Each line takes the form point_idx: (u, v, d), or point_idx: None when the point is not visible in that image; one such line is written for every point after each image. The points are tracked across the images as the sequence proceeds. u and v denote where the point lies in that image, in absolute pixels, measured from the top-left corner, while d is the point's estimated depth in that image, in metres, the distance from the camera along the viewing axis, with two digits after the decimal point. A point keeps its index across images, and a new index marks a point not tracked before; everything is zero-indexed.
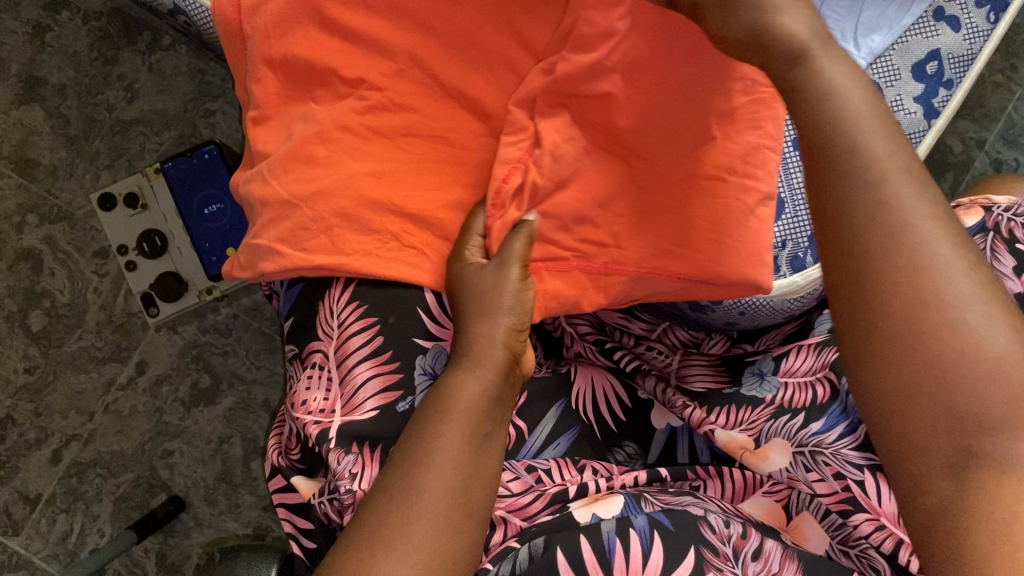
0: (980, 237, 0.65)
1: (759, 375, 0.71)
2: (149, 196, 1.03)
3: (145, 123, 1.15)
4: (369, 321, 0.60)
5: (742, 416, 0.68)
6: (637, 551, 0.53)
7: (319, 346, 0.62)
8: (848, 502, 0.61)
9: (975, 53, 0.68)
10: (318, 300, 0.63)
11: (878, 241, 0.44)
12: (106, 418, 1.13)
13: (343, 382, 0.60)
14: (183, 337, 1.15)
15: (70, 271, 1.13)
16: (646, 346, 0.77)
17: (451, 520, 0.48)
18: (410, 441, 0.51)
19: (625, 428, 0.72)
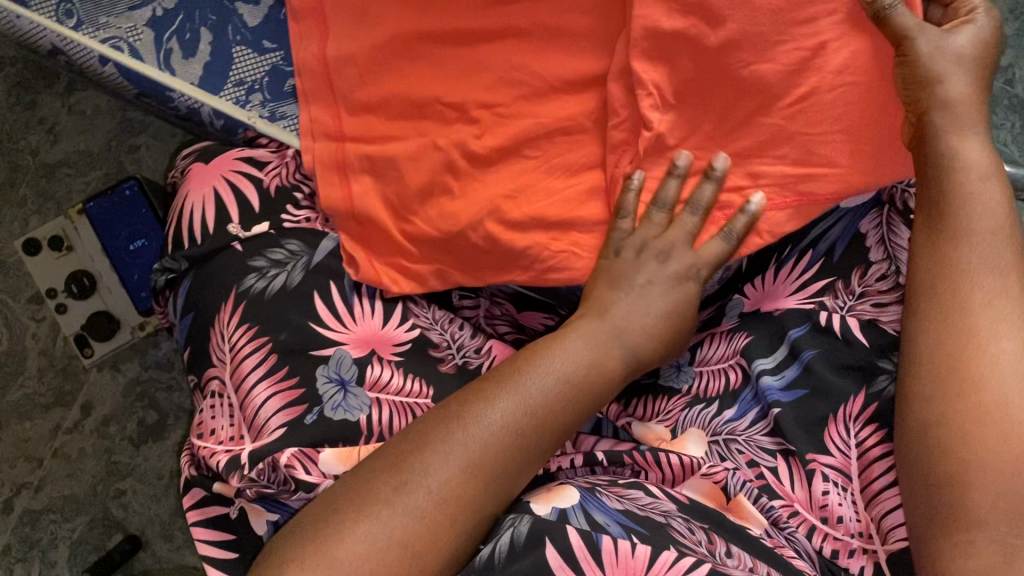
0: (876, 212, 0.66)
1: (674, 364, 0.68)
2: (73, 237, 1.03)
3: (70, 165, 1.14)
4: (261, 340, 0.61)
5: (660, 407, 0.67)
6: (625, 542, 0.48)
7: (215, 372, 0.62)
8: (762, 489, 0.59)
9: None
10: (209, 325, 0.63)
11: (952, 310, 0.52)
12: (55, 464, 1.12)
13: (243, 406, 0.60)
14: (127, 375, 1.14)
15: (7, 320, 1.13)
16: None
17: (514, 463, 0.51)
18: (468, 397, 0.53)
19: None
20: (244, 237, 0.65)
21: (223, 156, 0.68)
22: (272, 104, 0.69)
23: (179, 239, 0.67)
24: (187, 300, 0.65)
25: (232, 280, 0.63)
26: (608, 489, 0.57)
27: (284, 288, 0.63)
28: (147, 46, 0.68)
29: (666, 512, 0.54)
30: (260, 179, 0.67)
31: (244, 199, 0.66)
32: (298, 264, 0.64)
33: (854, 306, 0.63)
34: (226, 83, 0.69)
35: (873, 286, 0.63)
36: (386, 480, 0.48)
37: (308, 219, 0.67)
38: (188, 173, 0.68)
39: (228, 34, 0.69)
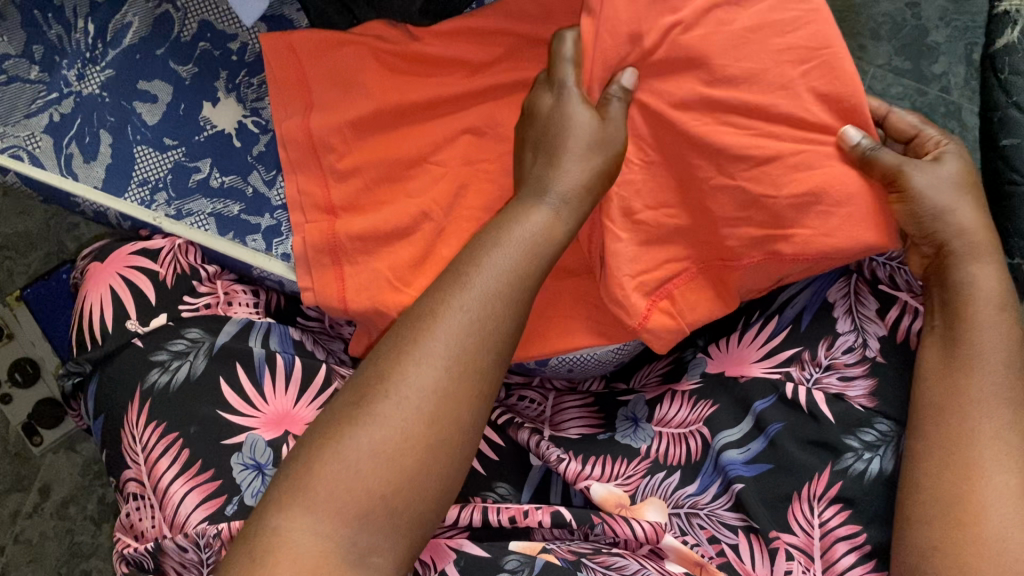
0: (845, 281, 0.68)
1: (633, 420, 0.71)
2: (14, 325, 1.01)
3: (9, 248, 1.13)
4: (171, 437, 0.60)
5: (618, 470, 0.67)
6: None
7: (132, 473, 0.61)
8: (722, 567, 0.62)
9: None
10: (120, 427, 0.63)
11: (951, 426, 0.55)
12: (17, 550, 1.11)
13: (164, 505, 0.59)
14: (83, 454, 1.13)
15: None
16: (518, 398, 0.76)
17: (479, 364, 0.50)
18: (388, 355, 0.50)
19: (494, 470, 0.70)
20: (144, 331, 0.65)
21: (117, 254, 0.69)
22: (178, 203, 0.67)
23: (83, 340, 0.66)
24: (97, 402, 0.64)
25: (137, 377, 0.63)
26: (594, 558, 0.60)
27: (187, 378, 0.63)
28: (47, 152, 0.66)
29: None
30: (155, 272, 0.67)
31: (140, 291, 0.67)
32: (200, 351, 0.65)
33: (820, 379, 0.64)
34: (129, 184, 0.66)
35: (839, 358, 0.64)
36: (358, 407, 0.48)
37: (208, 305, 0.69)
38: (87, 274, 0.69)
39: (128, 134, 0.67)
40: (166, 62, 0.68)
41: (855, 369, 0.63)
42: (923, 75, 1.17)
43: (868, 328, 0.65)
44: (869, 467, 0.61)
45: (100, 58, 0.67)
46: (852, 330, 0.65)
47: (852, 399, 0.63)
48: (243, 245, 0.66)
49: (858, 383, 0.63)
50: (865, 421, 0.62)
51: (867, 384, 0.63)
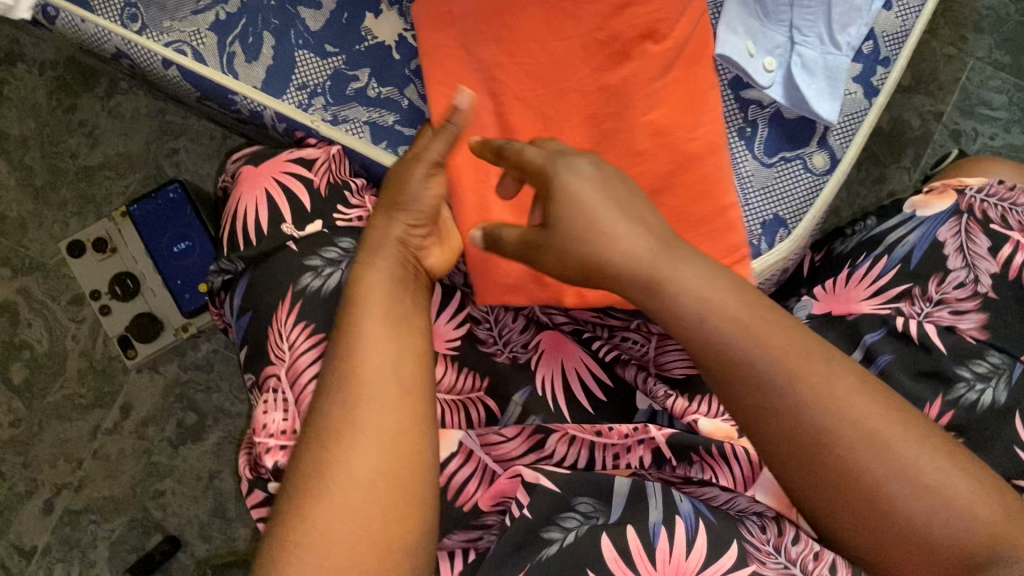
0: (955, 220, 0.66)
1: None
2: (117, 239, 1.04)
3: (109, 168, 1.15)
4: (321, 338, 0.60)
5: (724, 407, 0.68)
6: (683, 537, 0.51)
7: (271, 369, 0.59)
8: None
9: (909, 29, 0.69)
10: (266, 325, 0.61)
11: None
12: (95, 464, 1.13)
13: (299, 401, 0.58)
14: (165, 376, 1.14)
15: (47, 321, 1.14)
16: (621, 335, 0.72)
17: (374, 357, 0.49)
18: (336, 365, 0.50)
19: (602, 408, 0.68)
20: (299, 237, 0.64)
21: (271, 161, 0.67)
22: (335, 108, 0.69)
23: (232, 240, 0.65)
24: (244, 299, 0.63)
25: (289, 279, 0.62)
26: (682, 486, 0.59)
27: (338, 286, 0.62)
28: (210, 50, 0.68)
29: (739, 513, 0.56)
30: (309, 179, 0.66)
31: (295, 198, 0.65)
32: (352, 262, 0.63)
33: (931, 313, 0.65)
34: (289, 86, 0.69)
35: (951, 294, 0.65)
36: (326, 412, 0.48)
37: (360, 217, 0.66)
38: (239, 177, 0.67)
39: (291, 38, 0.69)
40: None
41: (967, 304, 0.64)
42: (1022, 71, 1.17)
43: (980, 264, 0.64)
44: (981, 399, 0.61)
45: None
46: (964, 267, 0.65)
47: (964, 333, 0.64)
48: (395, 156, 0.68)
49: (970, 317, 0.64)
50: (977, 353, 0.62)
51: (980, 318, 0.63)
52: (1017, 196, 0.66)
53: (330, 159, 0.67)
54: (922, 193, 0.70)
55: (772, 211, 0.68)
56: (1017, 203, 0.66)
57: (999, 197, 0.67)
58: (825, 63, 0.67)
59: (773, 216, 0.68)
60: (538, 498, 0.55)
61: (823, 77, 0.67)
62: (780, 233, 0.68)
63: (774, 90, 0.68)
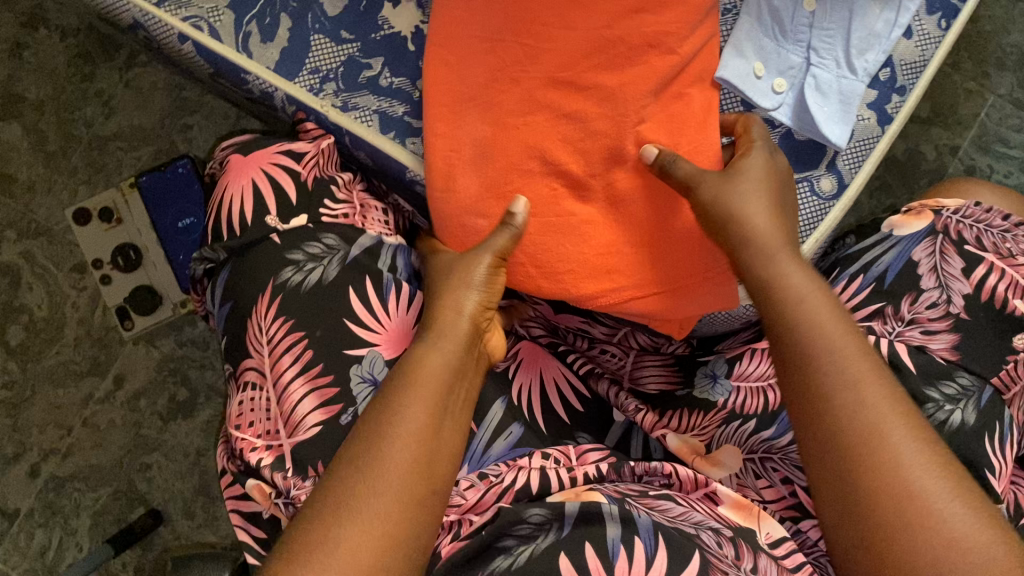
0: (931, 241, 0.67)
1: (712, 376, 0.71)
2: (124, 210, 1.04)
3: (122, 139, 1.15)
4: (298, 335, 0.59)
5: (695, 421, 0.69)
6: (641, 556, 0.51)
7: (252, 363, 0.60)
8: (796, 507, 0.63)
9: (928, 59, 0.68)
10: (245, 317, 0.61)
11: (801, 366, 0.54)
12: (84, 432, 1.13)
13: (281, 400, 0.58)
14: (161, 350, 1.14)
15: (48, 286, 1.14)
16: (601, 348, 0.77)
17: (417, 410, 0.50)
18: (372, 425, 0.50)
19: (577, 420, 0.71)
20: (282, 229, 0.63)
21: (260, 151, 0.66)
22: (346, 95, 0.68)
23: (217, 228, 0.65)
24: (225, 289, 0.63)
25: (270, 272, 0.61)
26: (639, 499, 0.59)
27: (318, 283, 0.61)
28: (226, 27, 0.68)
29: (697, 524, 0.56)
30: (298, 172, 0.65)
31: (280, 189, 0.64)
32: (334, 259, 0.63)
33: (902, 332, 0.65)
34: (301, 69, 0.69)
35: (923, 313, 0.65)
36: (360, 447, 0.48)
37: (346, 215, 0.66)
38: (227, 165, 0.66)
39: (308, 22, 0.69)
40: None
41: (938, 324, 0.64)
42: None
43: (953, 285, 0.65)
44: (949, 418, 0.61)
45: None
46: (937, 287, 0.65)
47: (934, 352, 0.64)
48: (402, 147, 0.68)
49: (941, 338, 0.64)
50: (947, 374, 0.63)
51: (950, 339, 0.64)
52: (993, 218, 0.67)
53: (319, 153, 0.66)
54: (901, 212, 0.71)
55: None
56: (992, 224, 0.67)
57: (974, 219, 0.67)
58: (839, 87, 0.67)
59: None
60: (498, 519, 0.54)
61: (837, 101, 0.67)
62: None
63: (780, 111, 0.68)
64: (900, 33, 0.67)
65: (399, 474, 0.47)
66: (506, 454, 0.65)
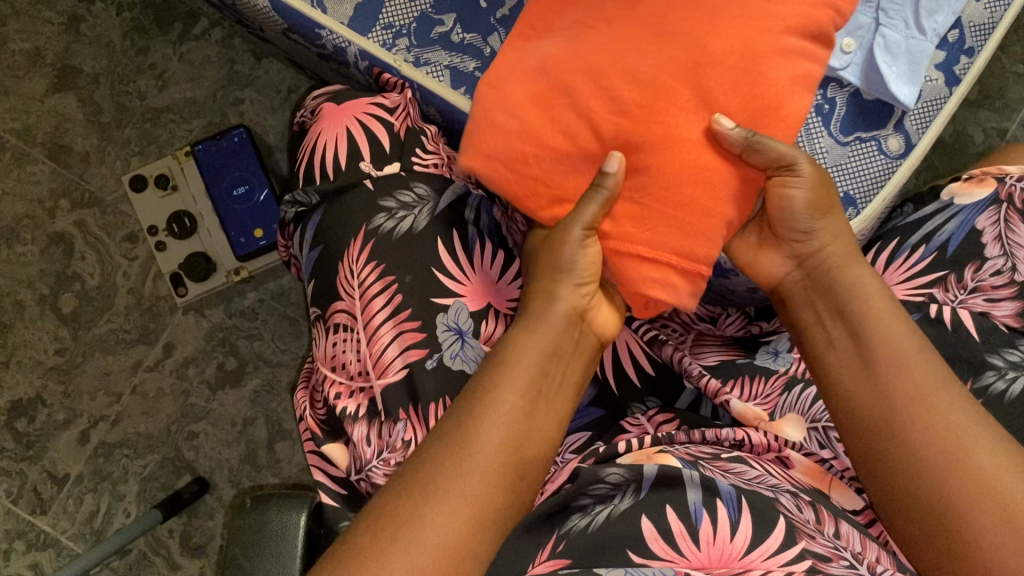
0: (994, 209, 0.66)
1: (773, 353, 0.72)
2: (179, 177, 1.05)
3: (175, 111, 1.17)
4: (388, 280, 0.61)
5: (757, 389, 0.69)
6: (725, 521, 0.50)
7: (342, 306, 0.61)
8: (863, 478, 0.63)
9: (997, 21, 0.68)
10: (336, 260, 0.62)
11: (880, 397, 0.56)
12: (133, 400, 1.15)
13: (372, 342, 0.60)
14: (210, 320, 1.16)
15: (100, 255, 1.16)
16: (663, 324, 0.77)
17: (507, 389, 0.53)
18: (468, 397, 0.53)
19: (648, 384, 0.71)
20: (376, 176, 0.64)
21: (354, 101, 0.67)
22: (418, 50, 0.69)
23: (309, 172, 0.66)
24: (315, 234, 0.64)
25: (363, 217, 0.62)
26: (712, 462, 0.59)
27: (409, 231, 0.62)
28: None
29: (774, 487, 0.56)
30: (391, 123, 0.66)
31: (375, 139, 0.65)
32: (423, 209, 0.64)
33: (965, 300, 0.64)
34: (374, 25, 0.70)
35: (986, 281, 0.64)
36: (447, 432, 0.50)
37: (436, 164, 0.67)
38: (320, 112, 0.67)
39: None
40: None
41: (1002, 292, 0.63)
42: None
43: (1018, 253, 0.64)
44: (1010, 387, 0.61)
45: None
46: (1001, 255, 0.64)
47: (997, 319, 0.63)
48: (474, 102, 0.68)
49: (1005, 305, 0.63)
50: (1009, 342, 0.62)
51: (1015, 306, 0.63)
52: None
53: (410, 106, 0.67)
54: (960, 179, 0.70)
55: (843, 189, 0.69)
56: None
57: None
58: (907, 47, 0.67)
59: (843, 195, 0.68)
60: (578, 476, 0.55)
61: (905, 61, 0.67)
62: (848, 212, 0.69)
63: (848, 71, 0.68)
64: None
65: (488, 453, 0.49)
66: (581, 415, 0.69)
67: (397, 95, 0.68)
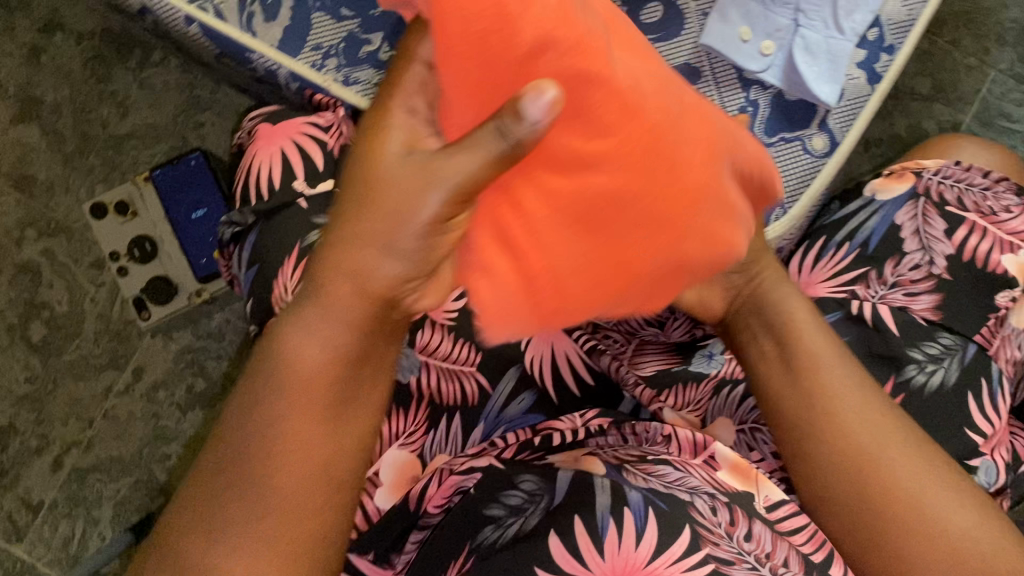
0: (912, 205, 0.68)
1: (707, 356, 0.73)
2: (139, 203, 1.14)
3: (137, 137, 1.18)
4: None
5: (689, 394, 0.71)
6: (632, 530, 0.51)
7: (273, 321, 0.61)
8: (792, 479, 0.66)
9: (915, 18, 0.71)
10: (270, 279, 0.62)
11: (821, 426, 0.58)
12: (104, 424, 1.16)
13: None
14: (178, 343, 1.17)
15: (68, 283, 1.17)
16: (604, 332, 0.74)
17: (309, 401, 0.45)
18: (248, 409, 0.45)
19: (588, 392, 0.70)
20: (310, 194, 0.65)
21: (288, 121, 0.68)
22: (347, 69, 0.71)
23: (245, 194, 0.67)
24: (251, 253, 0.64)
25: (297, 235, 0.63)
26: (637, 464, 0.60)
27: None
28: (230, 8, 0.71)
29: (693, 488, 0.57)
30: (325, 141, 0.67)
31: (309, 158, 0.66)
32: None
33: (885, 295, 0.65)
34: (303, 46, 0.71)
35: (906, 275, 0.65)
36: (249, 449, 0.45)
37: None
38: (256, 133, 0.68)
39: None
40: None
41: (921, 285, 0.65)
42: None
43: (935, 247, 0.65)
44: (930, 380, 0.62)
45: None
46: (919, 249, 0.66)
47: (916, 313, 0.64)
48: None
49: (923, 298, 0.64)
50: (929, 335, 0.63)
51: (933, 299, 0.64)
52: (972, 176, 0.68)
53: (344, 123, 0.68)
54: (881, 175, 0.71)
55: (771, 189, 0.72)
56: (973, 182, 0.68)
57: (954, 179, 0.68)
58: (826, 46, 0.70)
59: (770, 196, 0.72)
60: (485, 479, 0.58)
61: (825, 59, 0.70)
62: (775, 212, 0.72)
63: (769, 72, 0.71)
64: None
65: (286, 479, 0.44)
66: (519, 419, 0.69)
67: (331, 113, 0.70)
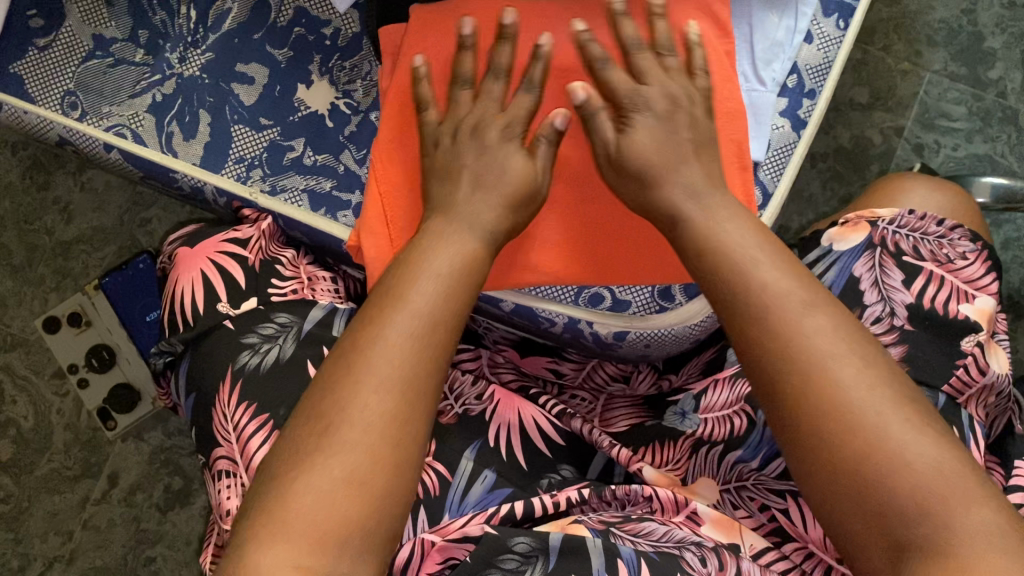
0: (869, 254, 0.68)
1: (680, 413, 0.70)
2: (92, 313, 1.12)
3: (85, 241, 1.17)
4: (262, 418, 0.62)
5: (668, 455, 0.68)
6: None
7: (222, 453, 0.62)
8: (777, 531, 0.61)
9: (831, 61, 0.71)
10: (209, 408, 0.64)
11: (806, 390, 0.47)
12: (85, 535, 1.14)
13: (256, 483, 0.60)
14: (150, 443, 1.15)
15: (31, 396, 1.15)
16: (570, 394, 0.76)
17: (362, 472, 0.46)
18: (314, 395, 0.49)
19: (562, 453, 0.69)
20: (235, 315, 0.67)
21: (207, 240, 0.71)
22: (272, 179, 0.76)
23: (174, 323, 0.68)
24: (188, 380, 0.66)
25: (228, 359, 0.64)
26: (621, 525, 0.58)
27: (275, 361, 0.65)
28: (149, 131, 0.76)
29: (681, 543, 0.56)
30: (245, 258, 0.70)
31: (232, 278, 0.69)
32: (288, 336, 0.66)
33: None
34: (226, 160, 0.76)
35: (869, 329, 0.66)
36: (268, 487, 0.46)
37: (295, 291, 0.70)
38: (177, 258, 0.71)
39: (226, 114, 0.77)
40: (263, 46, 0.78)
41: (886, 337, 0.65)
42: (979, 81, 1.17)
43: (895, 296, 0.66)
44: None
45: (201, 42, 0.78)
46: (880, 301, 0.66)
47: None
48: (334, 220, 0.75)
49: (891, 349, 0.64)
50: None
51: (902, 351, 0.64)
52: (927, 224, 0.68)
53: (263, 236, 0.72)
54: (836, 224, 0.71)
55: None
56: (927, 231, 0.68)
57: (910, 228, 0.69)
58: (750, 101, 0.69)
59: None
60: (481, 546, 0.53)
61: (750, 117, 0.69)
62: None
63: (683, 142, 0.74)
64: (800, 38, 0.69)
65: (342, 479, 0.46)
66: (485, 498, 0.64)
67: (251, 226, 0.73)
